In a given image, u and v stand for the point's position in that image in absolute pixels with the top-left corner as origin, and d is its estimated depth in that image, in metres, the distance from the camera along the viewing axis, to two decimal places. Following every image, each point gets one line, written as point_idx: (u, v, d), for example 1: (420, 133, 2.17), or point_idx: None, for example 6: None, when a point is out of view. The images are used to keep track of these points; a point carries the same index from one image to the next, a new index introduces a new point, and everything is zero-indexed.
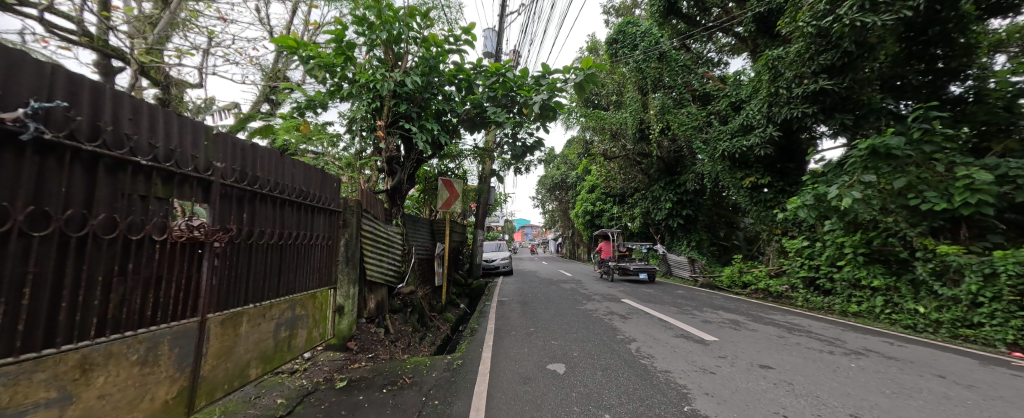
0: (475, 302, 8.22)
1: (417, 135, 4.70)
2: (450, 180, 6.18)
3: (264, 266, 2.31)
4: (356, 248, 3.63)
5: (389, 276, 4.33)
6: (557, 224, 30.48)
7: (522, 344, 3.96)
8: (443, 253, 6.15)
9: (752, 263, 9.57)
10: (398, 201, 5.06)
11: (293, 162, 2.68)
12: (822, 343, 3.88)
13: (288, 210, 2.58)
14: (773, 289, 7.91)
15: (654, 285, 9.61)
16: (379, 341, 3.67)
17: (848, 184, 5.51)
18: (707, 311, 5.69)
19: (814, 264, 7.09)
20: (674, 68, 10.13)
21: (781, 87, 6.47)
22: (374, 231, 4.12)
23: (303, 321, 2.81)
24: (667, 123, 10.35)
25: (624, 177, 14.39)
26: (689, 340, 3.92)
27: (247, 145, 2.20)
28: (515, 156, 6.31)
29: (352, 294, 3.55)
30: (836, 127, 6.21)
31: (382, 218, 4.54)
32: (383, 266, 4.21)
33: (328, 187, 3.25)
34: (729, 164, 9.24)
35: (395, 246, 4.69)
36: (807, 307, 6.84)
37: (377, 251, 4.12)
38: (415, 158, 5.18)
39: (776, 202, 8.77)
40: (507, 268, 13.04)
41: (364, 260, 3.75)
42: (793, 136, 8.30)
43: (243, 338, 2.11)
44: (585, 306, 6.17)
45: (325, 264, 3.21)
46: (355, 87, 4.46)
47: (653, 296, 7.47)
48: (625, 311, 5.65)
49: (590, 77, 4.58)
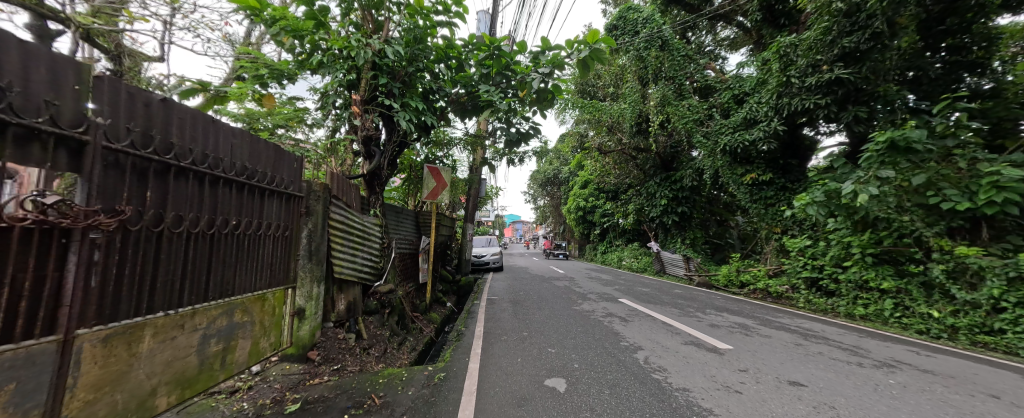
0: (462, 300, 7.70)
1: (399, 114, 4.14)
2: (437, 168, 5.66)
3: (182, 262, 1.78)
4: (322, 241, 3.09)
5: (364, 274, 3.81)
6: (547, 220, 30.12)
7: (514, 354, 3.48)
8: (428, 248, 5.65)
9: (749, 262, 9.27)
10: (376, 188, 4.45)
11: (234, 131, 2.16)
12: (845, 353, 3.48)
13: (223, 191, 2.05)
14: (772, 289, 7.58)
15: (649, 284, 9.24)
16: (350, 349, 3.15)
17: (863, 180, 5.16)
18: (711, 313, 5.30)
19: (818, 264, 6.77)
20: (676, 57, 9.69)
21: (793, 76, 6.08)
22: (345, 221, 3.57)
23: (246, 330, 2.28)
24: (667, 115, 9.97)
25: (618, 172, 14.05)
26: (701, 349, 3.49)
27: (153, 100, 1.66)
28: (508, 143, 5.80)
29: (315, 294, 3.01)
30: (849, 119, 5.85)
31: (357, 207, 3.99)
32: (356, 262, 3.68)
33: (285, 166, 2.70)
34: (730, 159, 8.92)
35: (373, 239, 4.16)
36: (809, 309, 6.52)
37: (349, 245, 3.59)
38: (396, 141, 4.62)
39: (777, 200, 8.46)
40: (497, 264, 12.58)
41: (331, 255, 3.21)
42: (797, 130, 7.97)
43: (145, 358, 1.59)
44: (580, 307, 5.71)
45: (281, 259, 2.67)
46: (328, 55, 3.88)
47: (650, 296, 7.07)
48: (625, 313, 5.21)
49: (596, 53, 4.04)
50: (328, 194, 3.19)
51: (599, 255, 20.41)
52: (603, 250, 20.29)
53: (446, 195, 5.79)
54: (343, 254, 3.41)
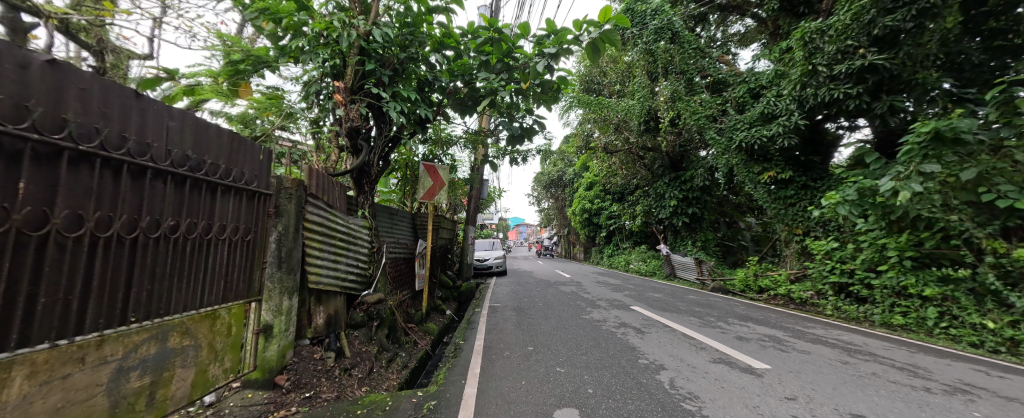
0: (463, 307, 7.27)
1: (389, 104, 3.73)
2: (434, 166, 5.24)
3: (81, 276, 1.37)
4: (294, 246, 2.68)
5: (348, 283, 3.39)
6: (551, 222, 29.62)
7: (518, 375, 3.04)
8: (425, 252, 5.23)
9: (767, 265, 8.78)
10: (364, 187, 4.01)
11: (168, 112, 1.75)
12: (901, 373, 3.01)
13: (153, 184, 1.65)
14: (796, 295, 7.09)
15: (661, 289, 8.76)
16: (327, 370, 2.73)
17: (904, 175, 4.67)
18: (734, 323, 4.83)
19: (847, 268, 6.28)
20: (687, 51, 9.22)
21: (819, 64, 5.59)
22: (325, 223, 3.16)
23: (189, 356, 1.87)
24: (678, 111, 9.52)
25: (626, 172, 13.59)
26: (734, 369, 3.01)
27: (33, 61, 1.26)
28: (511, 140, 5.38)
29: (287, 307, 2.60)
30: (883, 110, 5.35)
31: (342, 208, 3.58)
32: (339, 270, 3.26)
33: (246, 159, 2.29)
34: (746, 157, 8.44)
35: (360, 243, 3.74)
36: (839, 317, 6.02)
37: (330, 250, 3.18)
38: (387, 135, 4.21)
39: (798, 199, 7.95)
40: (500, 268, 12.13)
41: (306, 262, 2.80)
42: (820, 124, 7.47)
43: (12, 409, 1.18)
44: (590, 316, 5.26)
45: (242, 268, 2.26)
46: (308, 38, 3.48)
47: (665, 303, 6.61)
48: (639, 323, 4.73)
49: (608, 34, 3.55)
50: (302, 192, 2.79)
51: (605, 258, 19.89)
52: (609, 253, 19.78)
53: (443, 195, 5.37)
54: (322, 261, 3.01)
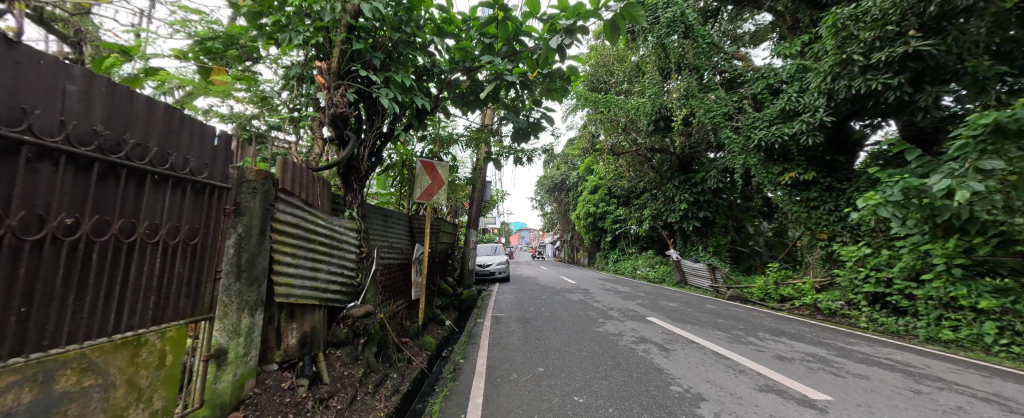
0: (465, 317, 6.78)
1: (382, 91, 3.29)
2: (432, 163, 4.78)
3: None
4: (257, 250, 2.20)
5: (329, 294, 2.89)
6: (555, 227, 29.10)
7: (531, 407, 2.55)
8: (423, 258, 4.76)
9: (787, 272, 8.27)
10: (352, 185, 3.56)
11: (63, 71, 1.31)
12: (991, 407, 2.51)
13: (37, 166, 1.20)
14: (824, 305, 6.59)
15: (675, 297, 8.24)
16: (298, 403, 2.23)
17: (959, 172, 4.18)
18: (766, 339, 4.34)
19: (884, 277, 5.80)
20: (701, 45, 8.75)
21: (854, 53, 5.10)
22: (303, 224, 2.68)
23: (93, 399, 1.40)
24: (691, 109, 9.07)
25: (633, 175, 13.10)
26: (789, 401, 2.51)
27: None
28: (516, 136, 4.93)
29: (247, 326, 2.12)
30: (928, 102, 4.87)
31: (325, 207, 3.11)
32: (319, 279, 2.77)
33: (191, 141, 1.83)
34: (765, 157, 7.98)
35: (346, 248, 3.25)
36: (876, 330, 5.51)
37: (308, 256, 2.70)
38: (379, 128, 3.72)
39: (822, 202, 7.44)
40: (503, 274, 11.64)
41: (274, 270, 2.32)
42: (846, 122, 6.99)
43: None
44: (604, 330, 4.76)
45: (185, 279, 1.79)
46: (282, 12, 2.98)
47: (683, 314, 6.10)
48: (660, 338, 4.22)
49: (630, 10, 3.02)
50: (269, 186, 2.31)
51: (610, 264, 19.33)
52: (614, 258, 19.24)
53: (443, 195, 4.91)
54: (295, 268, 2.52)
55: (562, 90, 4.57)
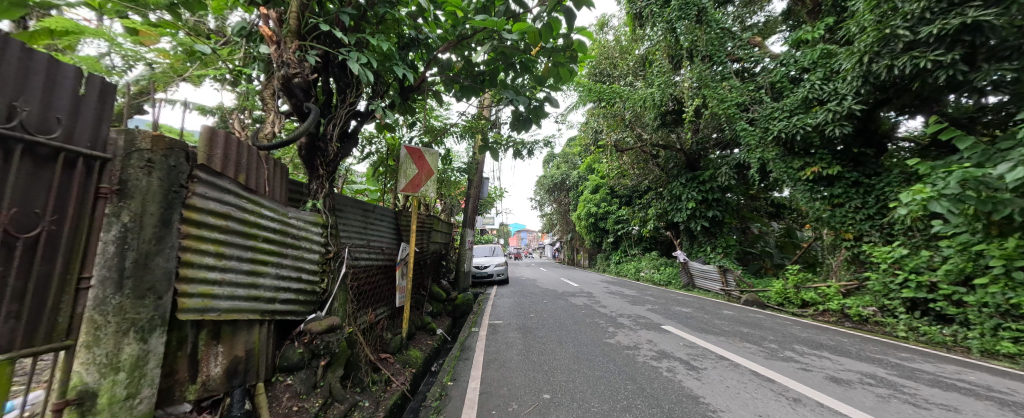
0: (460, 324, 6.16)
1: (352, 56, 2.68)
2: (419, 150, 4.16)
3: None
4: (156, 248, 1.57)
5: (276, 306, 2.25)
6: (554, 227, 28.45)
7: None
8: (408, 258, 4.12)
9: (807, 275, 7.70)
10: (317, 169, 2.93)
11: None
12: None
13: None
14: (853, 312, 6.02)
15: (687, 302, 7.65)
16: None
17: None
18: (807, 353, 3.73)
19: (924, 281, 5.24)
20: (715, 31, 8.21)
21: (898, 27, 4.51)
22: (238, 214, 2.03)
23: None
24: (703, 99, 8.50)
25: (637, 173, 12.53)
26: None
27: None
28: (516, 125, 4.34)
29: (132, 355, 1.48)
30: (984, 82, 4.29)
31: (276, 195, 2.48)
32: (260, 285, 2.12)
33: (17, 82, 1.20)
34: (784, 150, 7.51)
35: (305, 247, 2.61)
36: (919, 341, 4.94)
37: (246, 258, 2.05)
38: (352, 102, 3.11)
39: (848, 199, 6.84)
40: (501, 276, 11.03)
41: (182, 280, 1.66)
42: (876, 112, 6.40)
43: None
44: (618, 342, 4.13)
45: (11, 292, 1.17)
46: None
47: (701, 322, 5.50)
48: (683, 353, 3.60)
49: None
50: (175, 161, 1.66)
51: (612, 265, 18.72)
52: (616, 260, 18.66)
53: (431, 187, 4.29)
54: (221, 272, 1.86)
55: (566, 66, 3.87)
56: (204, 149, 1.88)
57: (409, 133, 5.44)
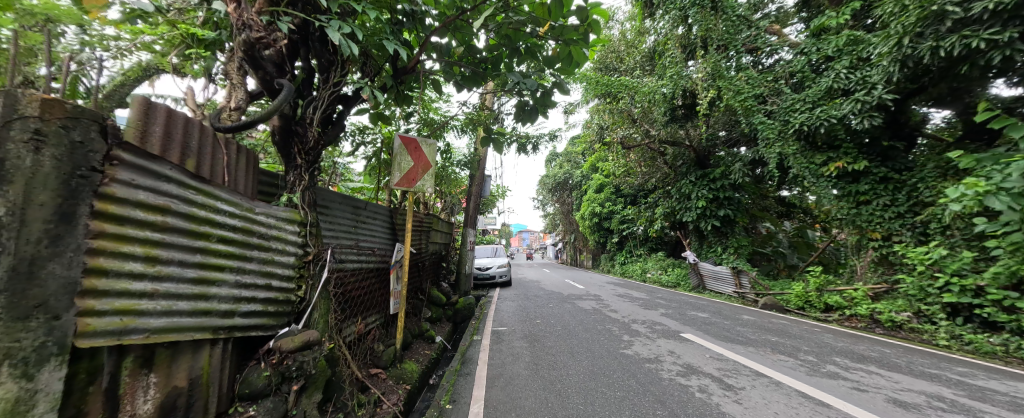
0: (460, 331, 5.74)
1: (332, 25, 2.24)
2: (415, 140, 3.74)
3: None
4: (50, 252, 1.16)
5: (236, 321, 1.83)
6: (557, 227, 28.00)
7: None
8: (404, 261, 3.70)
9: (830, 277, 7.25)
10: (294, 157, 2.52)
11: None
12: None
13: None
14: (886, 317, 5.57)
15: (702, 306, 7.21)
16: None
17: None
18: (854, 369, 3.29)
19: (968, 284, 4.80)
20: (731, 19, 7.83)
21: (947, 4, 4.16)
22: (183, 207, 1.61)
23: None
24: (718, 92, 8.11)
25: (644, 171, 12.11)
26: None
27: None
28: (520, 116, 3.95)
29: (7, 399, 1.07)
30: None
31: (238, 187, 2.06)
32: (211, 297, 1.69)
33: None
34: (805, 144, 7.09)
35: (276, 249, 2.20)
36: (964, 350, 4.50)
37: (193, 261, 1.64)
38: (337, 82, 2.70)
39: (874, 196, 6.40)
40: (504, 278, 10.63)
41: (90, 294, 1.24)
42: (908, 103, 5.97)
43: None
44: (637, 354, 3.69)
45: None
46: None
47: (723, 328, 5.06)
48: (713, 368, 3.18)
49: None
50: (79, 138, 1.24)
51: (617, 266, 18.26)
52: (621, 261, 18.21)
53: (429, 181, 3.87)
54: (154, 281, 1.44)
55: (580, 44, 3.38)
56: (133, 123, 1.47)
57: (406, 125, 5.05)
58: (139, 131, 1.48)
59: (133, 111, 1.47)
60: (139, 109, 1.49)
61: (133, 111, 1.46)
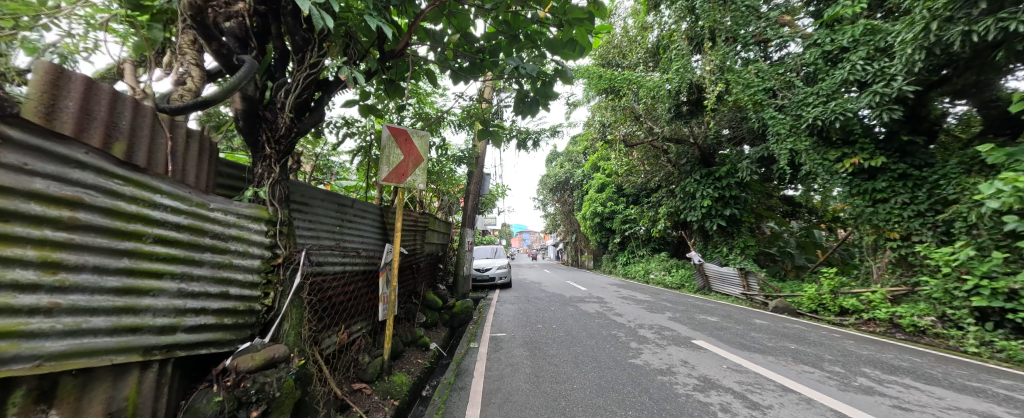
0: (457, 336, 5.43)
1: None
2: (405, 131, 3.44)
3: None
4: None
5: (177, 337, 1.52)
6: (557, 228, 27.71)
7: None
8: (393, 263, 3.39)
9: (844, 279, 6.93)
10: (261, 146, 2.22)
11: None
12: None
13: None
14: (907, 322, 5.26)
15: (710, 309, 6.90)
16: None
17: None
18: (887, 382, 2.99)
19: (998, 287, 4.49)
20: (739, 10, 7.56)
21: None
22: (104, 201, 1.31)
23: None
24: (726, 85, 7.82)
25: (647, 169, 11.82)
26: None
27: None
28: (519, 108, 3.65)
29: None
30: None
31: (189, 179, 1.76)
32: (141, 310, 1.39)
33: None
34: (818, 140, 6.78)
35: (235, 251, 1.89)
36: (997, 358, 4.19)
37: (118, 267, 1.34)
38: (315, 62, 2.38)
39: (892, 194, 6.09)
40: (504, 280, 10.33)
41: None
42: (928, 95, 5.68)
43: None
44: (647, 365, 3.39)
45: None
46: None
47: (736, 334, 4.75)
48: (733, 382, 2.88)
49: None
50: None
51: (619, 267, 17.94)
52: (623, 262, 17.90)
53: (421, 177, 3.57)
54: (52, 294, 1.13)
55: (586, 22, 3.02)
56: (33, 96, 1.17)
57: (400, 118, 4.76)
58: (43, 106, 1.18)
59: (34, 80, 1.17)
60: (42, 78, 1.19)
61: (33, 80, 1.16)
